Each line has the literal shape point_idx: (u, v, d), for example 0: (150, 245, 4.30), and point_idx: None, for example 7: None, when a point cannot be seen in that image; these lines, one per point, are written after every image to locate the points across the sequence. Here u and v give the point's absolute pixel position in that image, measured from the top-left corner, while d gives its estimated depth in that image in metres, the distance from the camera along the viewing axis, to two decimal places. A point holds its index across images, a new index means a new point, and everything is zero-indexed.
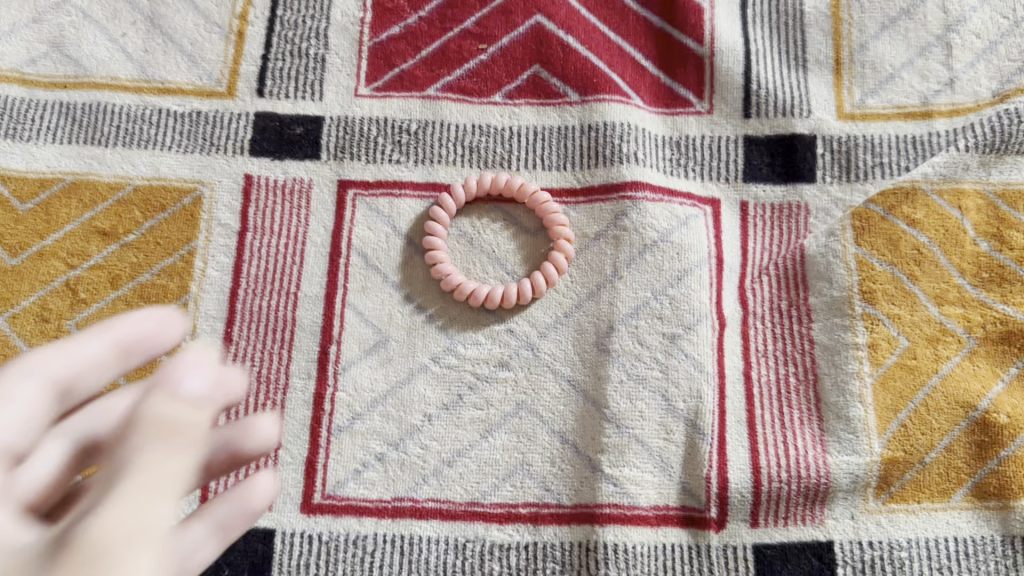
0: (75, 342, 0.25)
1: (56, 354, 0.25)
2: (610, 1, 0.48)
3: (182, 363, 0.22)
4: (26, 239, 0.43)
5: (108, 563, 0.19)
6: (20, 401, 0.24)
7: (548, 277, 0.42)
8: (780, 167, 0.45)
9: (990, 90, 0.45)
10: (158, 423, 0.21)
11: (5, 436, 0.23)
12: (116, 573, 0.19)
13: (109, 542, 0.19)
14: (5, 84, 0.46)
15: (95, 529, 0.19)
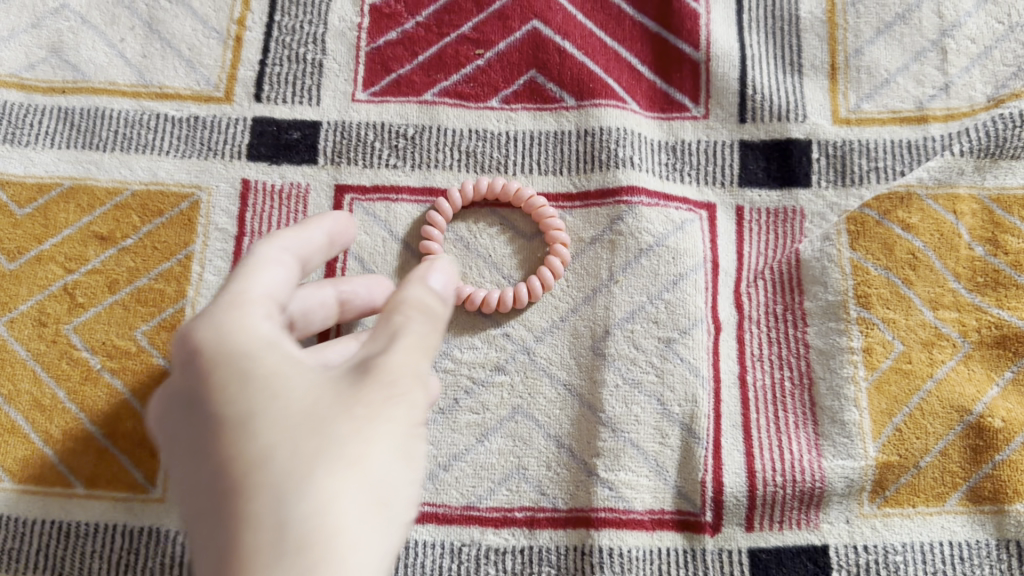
0: (302, 230, 0.34)
1: (294, 236, 0.34)
2: (606, 6, 0.48)
3: (430, 268, 0.32)
4: (24, 243, 0.44)
5: (394, 392, 0.28)
6: (276, 267, 0.31)
7: (544, 281, 0.42)
8: (775, 172, 0.45)
9: (985, 95, 0.45)
10: (419, 303, 0.30)
11: (269, 289, 0.31)
12: (399, 400, 0.28)
13: (395, 376, 0.28)
14: (4, 89, 0.46)
15: (389, 371, 0.28)
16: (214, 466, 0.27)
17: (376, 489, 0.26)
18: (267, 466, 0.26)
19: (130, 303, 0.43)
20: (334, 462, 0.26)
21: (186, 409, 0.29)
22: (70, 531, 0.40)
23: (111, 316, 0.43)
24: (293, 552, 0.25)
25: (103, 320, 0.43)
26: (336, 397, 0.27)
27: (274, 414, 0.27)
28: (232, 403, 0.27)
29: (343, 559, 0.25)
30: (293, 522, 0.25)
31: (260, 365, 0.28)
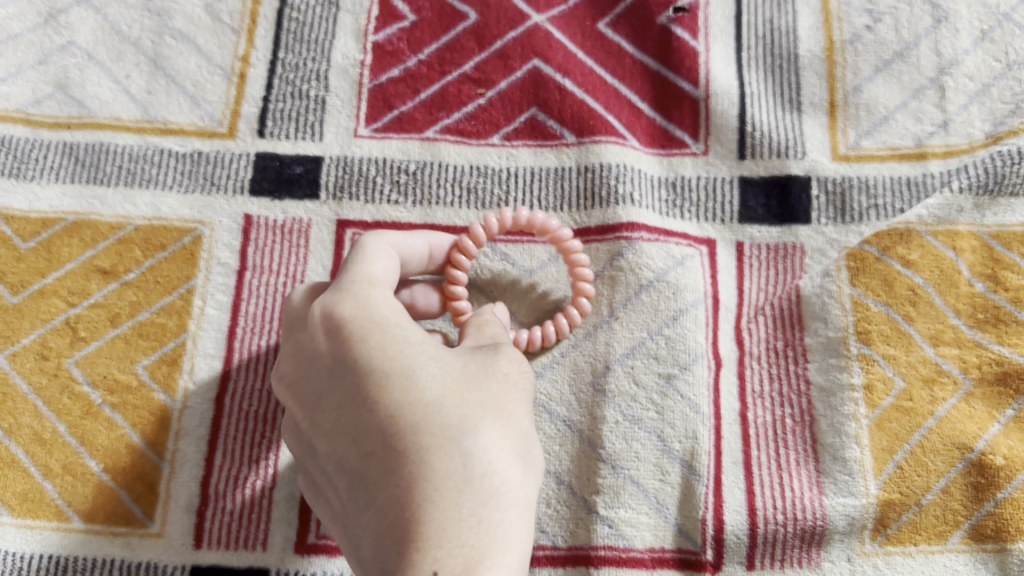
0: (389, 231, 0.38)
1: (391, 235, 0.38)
2: (606, 44, 0.49)
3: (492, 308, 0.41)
4: (26, 277, 0.44)
5: (520, 367, 0.34)
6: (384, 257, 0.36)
7: (560, 328, 0.42)
8: (775, 209, 0.45)
9: (984, 132, 0.45)
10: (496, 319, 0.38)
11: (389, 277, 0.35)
12: (525, 374, 0.34)
13: (517, 355, 0.35)
14: (9, 124, 0.47)
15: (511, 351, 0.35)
16: (382, 414, 0.31)
17: (522, 438, 0.32)
18: (441, 412, 0.30)
19: (132, 337, 0.43)
20: (495, 412, 0.32)
21: (335, 370, 0.32)
22: (68, 566, 0.40)
23: (113, 350, 0.43)
24: (475, 477, 0.30)
25: (105, 354, 0.43)
26: (481, 363, 0.33)
27: (433, 371, 0.32)
28: (391, 360, 0.31)
29: (512, 485, 0.31)
30: (473, 454, 0.30)
31: (408, 333, 0.33)
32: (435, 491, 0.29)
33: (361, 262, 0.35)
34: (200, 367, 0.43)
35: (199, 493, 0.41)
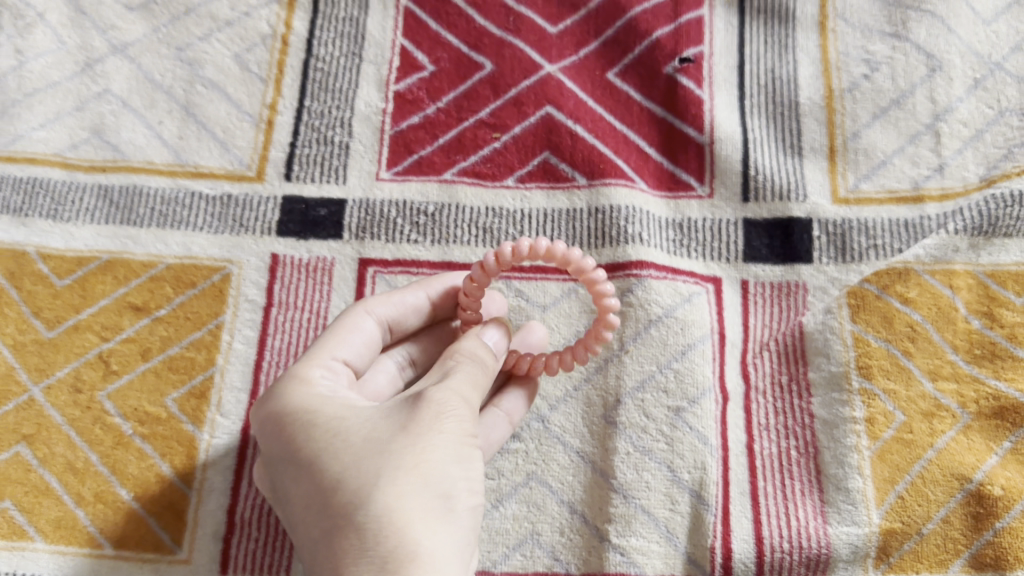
0: (370, 303, 0.41)
1: (379, 303, 0.42)
2: (616, 92, 0.51)
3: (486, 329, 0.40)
4: (62, 312, 0.46)
5: (440, 409, 0.34)
6: (355, 333, 0.40)
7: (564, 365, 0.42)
8: (778, 249, 0.47)
9: (978, 175, 0.47)
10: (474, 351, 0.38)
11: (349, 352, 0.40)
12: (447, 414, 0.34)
13: (446, 396, 0.35)
14: (48, 168, 0.49)
15: (442, 391, 0.35)
16: (303, 508, 0.34)
17: (439, 487, 0.33)
18: (337, 493, 0.33)
19: (162, 371, 0.45)
20: (388, 472, 0.32)
21: (274, 468, 0.36)
22: None
23: (144, 383, 0.45)
24: (382, 549, 0.31)
25: (135, 388, 0.45)
26: (395, 420, 0.34)
27: (337, 448, 0.34)
28: (305, 452, 0.34)
29: (420, 547, 0.31)
30: (376, 524, 0.31)
31: (324, 416, 0.35)
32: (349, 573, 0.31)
33: (323, 344, 0.39)
34: (228, 400, 0.44)
35: (226, 520, 0.42)
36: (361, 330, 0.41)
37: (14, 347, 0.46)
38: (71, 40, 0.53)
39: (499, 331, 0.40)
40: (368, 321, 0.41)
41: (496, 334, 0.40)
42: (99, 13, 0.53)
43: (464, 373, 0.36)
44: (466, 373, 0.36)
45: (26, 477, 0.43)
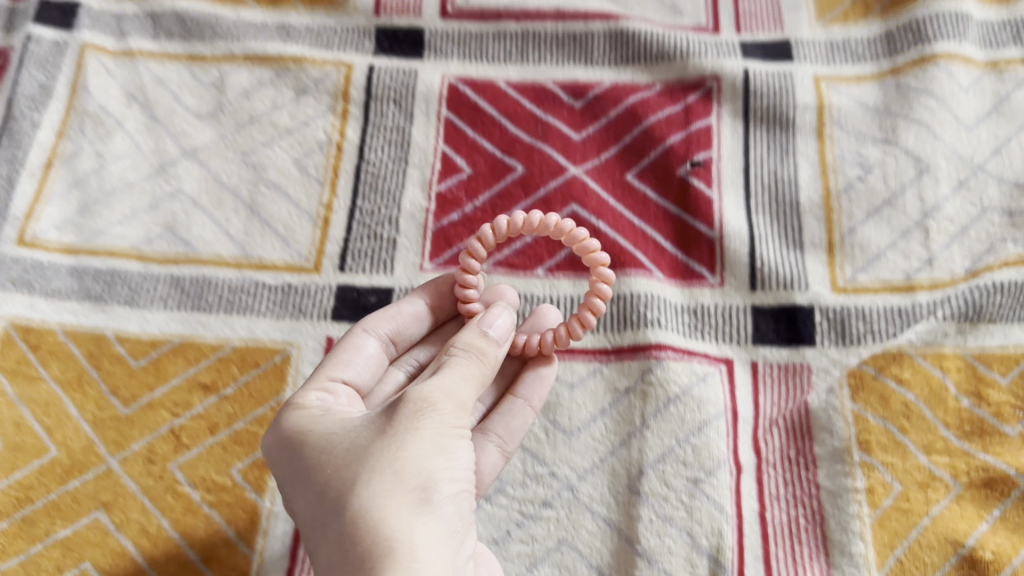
0: (369, 321, 0.47)
1: (378, 319, 0.47)
2: (634, 192, 0.57)
3: (493, 313, 0.44)
4: (138, 391, 0.52)
5: (422, 405, 0.37)
6: (358, 350, 0.46)
7: (574, 330, 0.47)
8: (784, 333, 0.52)
9: (964, 268, 0.52)
10: (466, 348, 0.41)
11: (355, 372, 0.45)
12: (429, 408, 0.37)
13: (430, 391, 0.38)
14: (126, 260, 0.55)
15: (430, 387, 0.38)
16: (303, 516, 0.38)
17: (415, 481, 0.36)
18: (327, 499, 0.36)
19: (228, 444, 0.50)
20: (367, 472, 0.36)
21: (281, 485, 0.40)
22: None
23: (212, 455, 0.50)
24: (362, 543, 0.34)
25: (204, 459, 0.50)
26: (377, 423, 0.38)
27: (326, 460, 0.37)
28: (301, 465, 0.38)
29: (396, 537, 0.34)
30: (358, 522, 0.35)
31: (318, 432, 0.39)
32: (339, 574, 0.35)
33: (328, 364, 0.45)
34: None
35: None
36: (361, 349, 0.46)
37: (94, 423, 0.51)
38: (147, 145, 0.59)
39: (503, 317, 0.44)
40: (368, 341, 0.47)
41: (503, 315, 0.44)
42: (173, 122, 0.60)
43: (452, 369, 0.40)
44: (449, 375, 0.39)
45: (104, 541, 0.48)
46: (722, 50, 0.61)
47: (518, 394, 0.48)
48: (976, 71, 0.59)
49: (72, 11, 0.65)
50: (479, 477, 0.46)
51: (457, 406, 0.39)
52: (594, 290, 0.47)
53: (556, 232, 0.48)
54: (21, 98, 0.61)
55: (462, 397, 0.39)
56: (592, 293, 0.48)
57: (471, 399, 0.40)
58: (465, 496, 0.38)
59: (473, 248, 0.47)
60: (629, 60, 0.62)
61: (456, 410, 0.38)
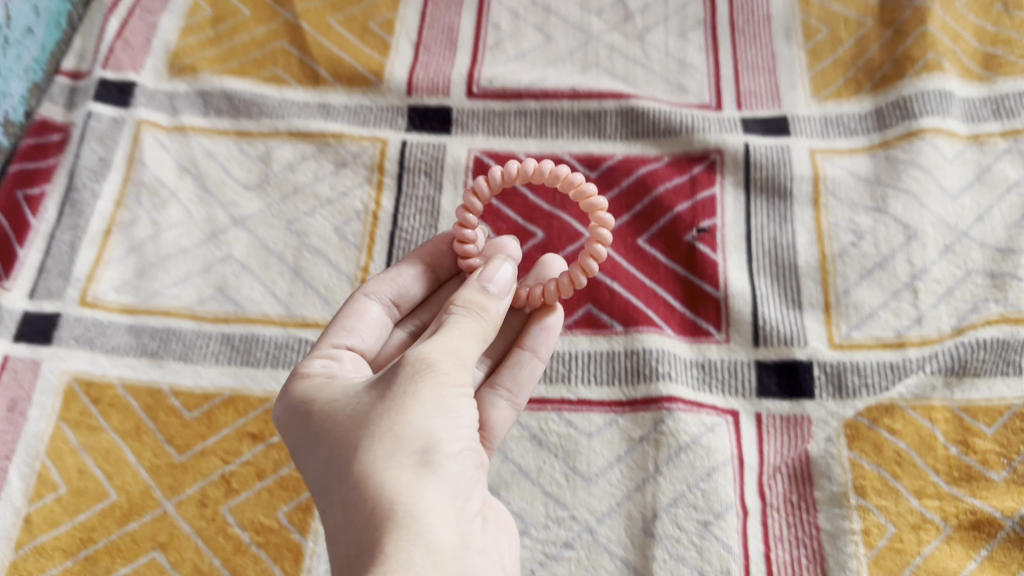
0: (369, 287, 0.52)
1: (377, 284, 0.53)
2: (645, 255, 0.62)
3: (494, 264, 0.47)
4: (191, 440, 0.56)
5: (422, 364, 0.40)
6: (361, 316, 0.51)
7: (576, 278, 0.52)
8: (785, 386, 0.56)
9: (951, 326, 0.57)
10: (466, 306, 0.44)
11: (359, 339, 0.50)
12: (428, 366, 0.40)
13: (430, 350, 0.41)
14: (180, 319, 0.61)
15: (430, 345, 0.41)
16: (313, 480, 0.40)
17: (416, 443, 0.38)
18: (335, 462, 0.39)
19: (275, 488, 0.54)
20: (370, 435, 0.38)
21: (293, 452, 0.43)
22: None
23: (260, 499, 0.54)
24: (367, 503, 0.37)
25: (252, 503, 0.54)
26: (380, 386, 0.40)
27: (332, 427, 0.40)
28: (311, 432, 0.41)
29: (399, 496, 0.37)
30: (363, 483, 0.37)
31: (325, 401, 0.42)
32: (346, 533, 0.37)
33: (334, 332, 0.50)
34: None
35: None
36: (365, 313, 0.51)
37: (151, 468, 0.55)
38: (199, 214, 0.65)
39: (503, 271, 0.46)
40: (369, 305, 0.52)
41: (505, 267, 0.47)
42: (223, 193, 0.66)
43: (453, 326, 0.43)
44: (449, 335, 0.42)
45: None
46: (725, 124, 0.67)
47: (523, 346, 0.53)
48: (960, 144, 0.64)
49: (129, 90, 0.71)
50: (492, 431, 0.52)
51: (456, 363, 0.41)
52: (596, 237, 0.52)
53: (553, 178, 0.52)
54: (83, 170, 0.67)
55: (462, 356, 0.42)
56: (594, 239, 0.52)
57: (472, 357, 0.42)
58: (466, 454, 0.40)
59: (471, 204, 0.52)
60: (639, 134, 0.67)
61: (457, 368, 0.41)
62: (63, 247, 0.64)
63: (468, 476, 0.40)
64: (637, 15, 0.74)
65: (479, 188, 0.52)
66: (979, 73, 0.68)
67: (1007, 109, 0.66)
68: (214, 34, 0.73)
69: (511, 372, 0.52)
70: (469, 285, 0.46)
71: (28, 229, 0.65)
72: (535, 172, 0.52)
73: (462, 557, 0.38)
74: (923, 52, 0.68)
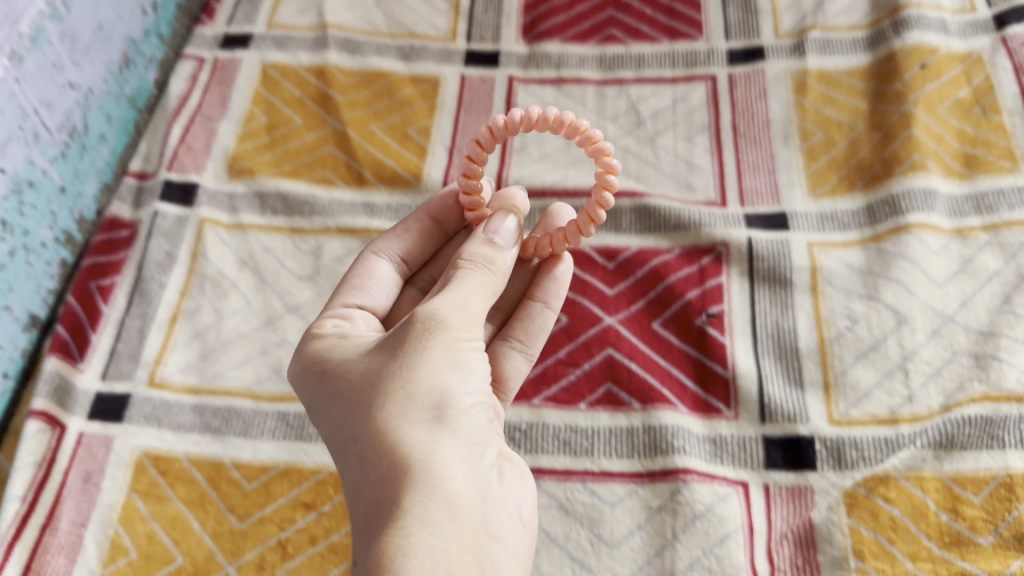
0: (377, 245, 0.62)
1: (384, 241, 0.62)
2: (660, 338, 0.68)
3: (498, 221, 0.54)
4: (250, 508, 0.62)
5: (433, 321, 0.46)
6: (373, 273, 0.60)
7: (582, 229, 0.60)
8: (790, 459, 0.62)
9: (940, 403, 0.62)
10: (471, 263, 0.51)
11: (372, 300, 0.59)
12: (439, 322, 0.46)
13: (440, 307, 0.47)
14: (241, 398, 0.68)
15: (441, 303, 0.47)
16: (334, 433, 0.47)
17: (429, 401, 0.45)
18: (354, 418, 0.46)
19: (326, 553, 0.60)
20: (387, 394, 0.45)
21: (313, 405, 0.49)
22: None
23: (313, 562, 0.60)
24: (386, 455, 0.44)
25: (306, 566, 0.60)
26: (394, 344, 0.46)
27: (350, 384, 0.47)
28: (332, 389, 0.48)
29: (413, 450, 0.44)
30: (383, 436, 0.44)
31: (343, 361, 0.48)
32: (369, 480, 0.44)
33: (347, 292, 0.59)
34: None
35: None
36: (379, 266, 0.61)
37: (215, 535, 0.61)
38: (257, 303, 0.72)
39: (507, 224, 0.54)
40: (379, 260, 0.61)
41: (509, 220, 0.54)
42: (278, 283, 0.73)
43: (463, 282, 0.49)
44: (458, 293, 0.48)
45: None
46: (729, 220, 0.74)
47: (534, 299, 0.63)
48: (944, 237, 0.71)
49: (191, 191, 0.79)
50: (510, 381, 0.62)
51: (464, 316, 0.47)
52: (603, 183, 0.59)
53: (558, 124, 0.58)
54: (150, 262, 0.75)
55: (470, 311, 0.48)
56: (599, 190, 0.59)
57: (479, 311, 0.49)
58: (477, 407, 0.47)
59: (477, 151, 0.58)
60: (652, 229, 0.75)
61: (468, 323, 0.47)
62: (132, 332, 0.72)
63: (480, 427, 0.47)
64: (648, 122, 0.82)
65: (483, 140, 0.59)
66: (961, 171, 0.75)
67: (987, 205, 0.72)
68: (270, 140, 0.82)
69: (523, 325, 0.63)
70: (474, 245, 0.52)
71: (99, 316, 0.72)
72: (540, 116, 0.57)
73: (473, 498, 0.45)
74: (909, 153, 0.75)
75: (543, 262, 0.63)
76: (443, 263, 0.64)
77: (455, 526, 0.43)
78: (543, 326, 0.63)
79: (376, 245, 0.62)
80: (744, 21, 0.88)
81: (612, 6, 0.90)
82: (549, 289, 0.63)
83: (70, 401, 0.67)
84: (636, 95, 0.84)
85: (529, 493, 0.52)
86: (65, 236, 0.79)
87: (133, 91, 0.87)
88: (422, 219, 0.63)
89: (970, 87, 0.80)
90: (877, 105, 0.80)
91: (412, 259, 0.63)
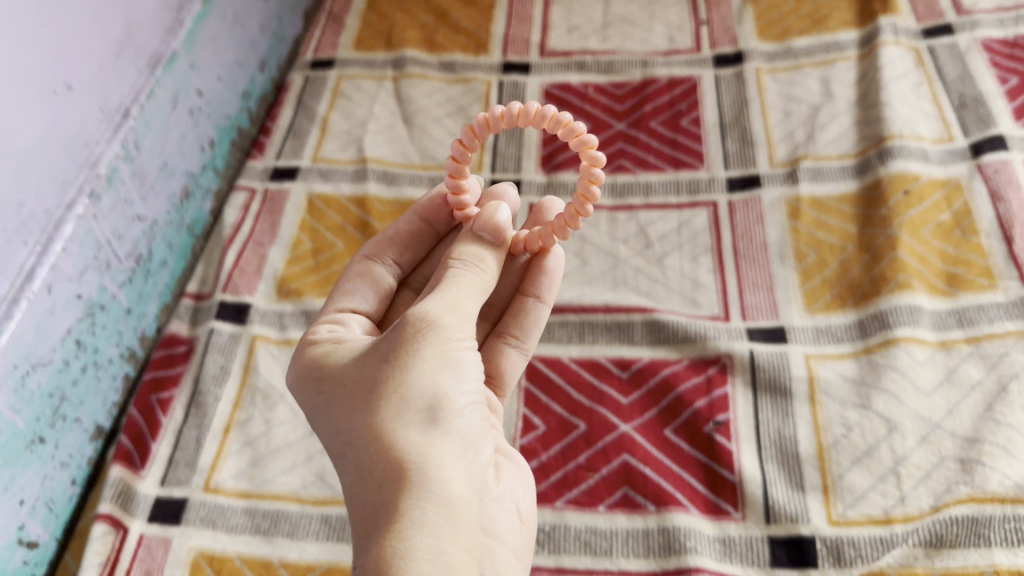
0: (367, 248, 0.69)
1: (374, 244, 0.70)
2: (672, 444, 0.75)
3: (493, 211, 0.59)
4: None
5: (424, 325, 0.51)
6: (366, 277, 0.67)
7: (575, 218, 0.66)
8: (794, 558, 0.68)
9: (929, 504, 0.68)
10: (461, 269, 0.57)
11: (365, 303, 0.66)
12: (430, 326, 0.51)
13: (430, 310, 0.52)
14: (287, 501, 0.74)
15: (432, 305, 0.53)
16: (334, 435, 0.52)
17: (423, 403, 0.50)
18: (353, 421, 0.51)
19: None
20: (383, 397, 0.50)
21: (313, 409, 0.54)
22: None
23: None
24: (385, 455, 0.49)
25: None
26: (386, 348, 0.52)
27: (349, 390, 0.52)
28: (331, 394, 0.53)
29: (409, 450, 0.49)
30: (382, 436, 0.49)
31: (340, 368, 0.53)
32: (370, 475, 0.49)
33: (341, 297, 0.66)
34: None
35: None
36: (377, 272, 0.68)
37: None
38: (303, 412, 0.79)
39: (501, 214, 0.59)
40: (372, 264, 0.68)
41: (502, 211, 0.59)
42: None
43: (454, 281, 0.55)
44: (448, 295, 0.54)
45: None
46: (732, 333, 0.82)
47: (528, 295, 0.70)
48: (930, 349, 0.77)
49: (244, 310, 0.87)
50: (507, 375, 0.71)
51: (453, 317, 0.53)
52: (589, 176, 0.66)
53: (544, 118, 0.66)
54: (206, 376, 0.82)
55: (460, 313, 0.53)
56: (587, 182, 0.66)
57: (469, 312, 0.54)
58: (468, 407, 0.52)
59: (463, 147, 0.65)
60: (662, 341, 0.82)
61: (458, 322, 0.53)
62: (189, 441, 0.79)
63: (471, 426, 0.52)
64: (656, 243, 0.90)
65: (466, 141, 0.65)
66: (944, 287, 0.82)
67: (968, 319, 0.79)
68: (314, 263, 0.91)
69: (518, 323, 0.70)
70: (463, 251, 0.58)
71: (159, 426, 0.80)
72: (522, 113, 0.65)
73: (467, 495, 0.50)
74: (895, 272, 0.82)
75: (535, 257, 0.70)
76: (434, 260, 0.72)
77: (452, 525, 0.48)
78: (539, 320, 0.70)
79: (366, 248, 0.69)
80: (742, 152, 0.97)
81: (622, 138, 1.00)
82: (545, 282, 0.70)
83: (132, 505, 0.74)
84: (645, 219, 0.93)
85: (521, 489, 0.57)
86: (129, 352, 0.87)
87: (191, 219, 0.96)
88: (413, 220, 0.71)
89: (950, 211, 0.88)
90: (866, 228, 0.88)
91: (405, 262, 0.71)
